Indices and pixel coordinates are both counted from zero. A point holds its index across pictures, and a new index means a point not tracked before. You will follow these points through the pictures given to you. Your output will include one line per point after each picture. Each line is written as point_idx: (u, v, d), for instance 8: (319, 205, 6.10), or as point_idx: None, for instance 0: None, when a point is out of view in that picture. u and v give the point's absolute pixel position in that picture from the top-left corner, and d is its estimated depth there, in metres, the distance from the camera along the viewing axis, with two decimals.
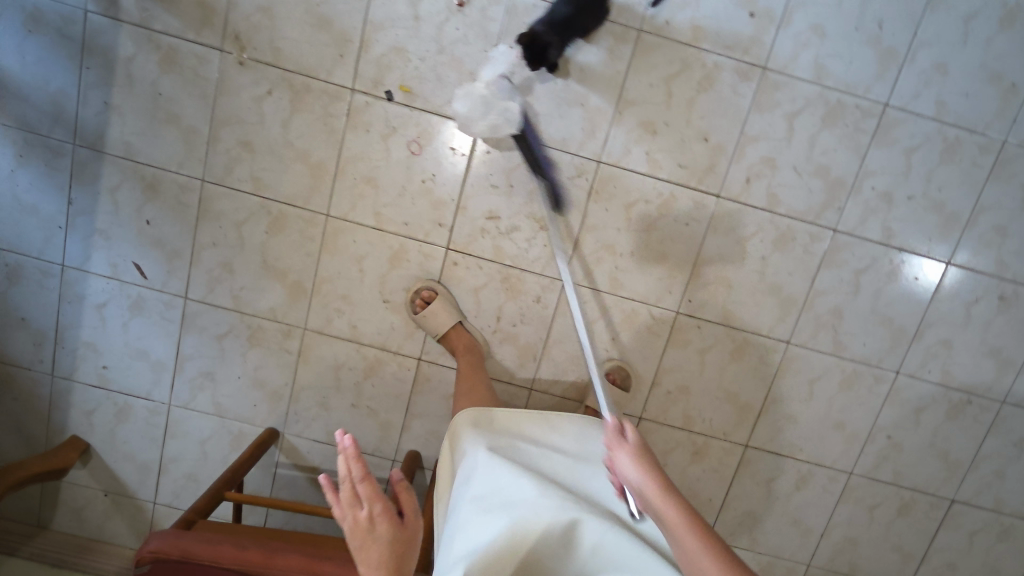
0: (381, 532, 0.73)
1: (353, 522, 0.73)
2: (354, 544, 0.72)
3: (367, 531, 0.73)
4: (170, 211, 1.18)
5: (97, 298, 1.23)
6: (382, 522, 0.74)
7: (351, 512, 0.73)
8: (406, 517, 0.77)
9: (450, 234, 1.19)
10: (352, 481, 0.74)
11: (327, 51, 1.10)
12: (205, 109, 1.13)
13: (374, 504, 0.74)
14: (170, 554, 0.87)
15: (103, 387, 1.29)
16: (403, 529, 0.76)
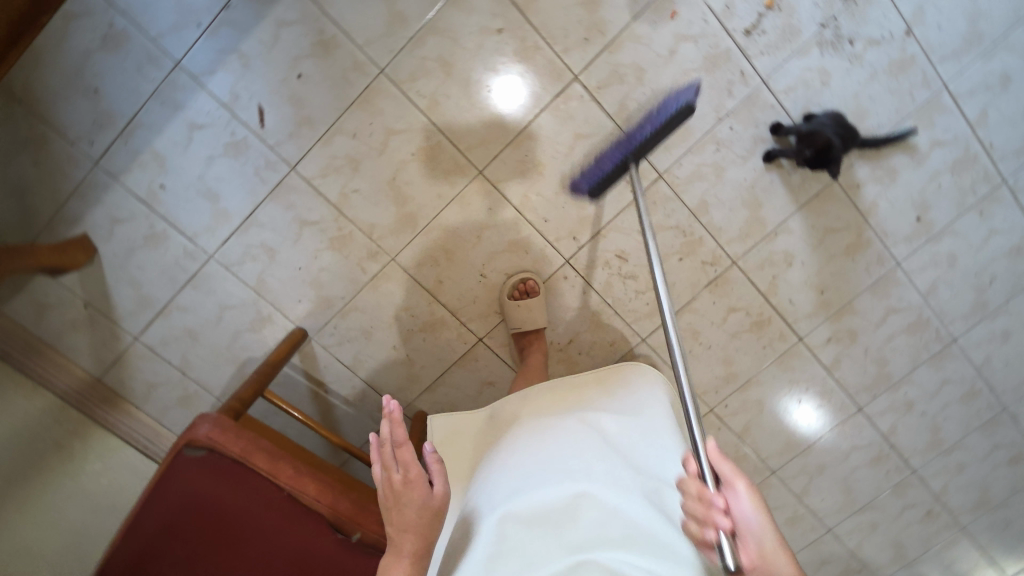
0: (407, 501, 0.70)
1: (382, 487, 0.70)
2: (383, 505, 0.70)
3: (399, 494, 0.70)
4: (329, 79, 1.07)
5: (197, 116, 1.08)
6: (412, 489, 0.70)
7: (381, 475, 0.70)
8: (437, 490, 0.72)
9: (575, 250, 1.20)
10: (386, 446, 0.70)
11: (576, 29, 1.06)
12: (427, 7, 1.04)
13: (411, 469, 0.70)
14: (230, 445, 0.86)
15: (147, 203, 1.13)
16: (434, 498, 0.72)
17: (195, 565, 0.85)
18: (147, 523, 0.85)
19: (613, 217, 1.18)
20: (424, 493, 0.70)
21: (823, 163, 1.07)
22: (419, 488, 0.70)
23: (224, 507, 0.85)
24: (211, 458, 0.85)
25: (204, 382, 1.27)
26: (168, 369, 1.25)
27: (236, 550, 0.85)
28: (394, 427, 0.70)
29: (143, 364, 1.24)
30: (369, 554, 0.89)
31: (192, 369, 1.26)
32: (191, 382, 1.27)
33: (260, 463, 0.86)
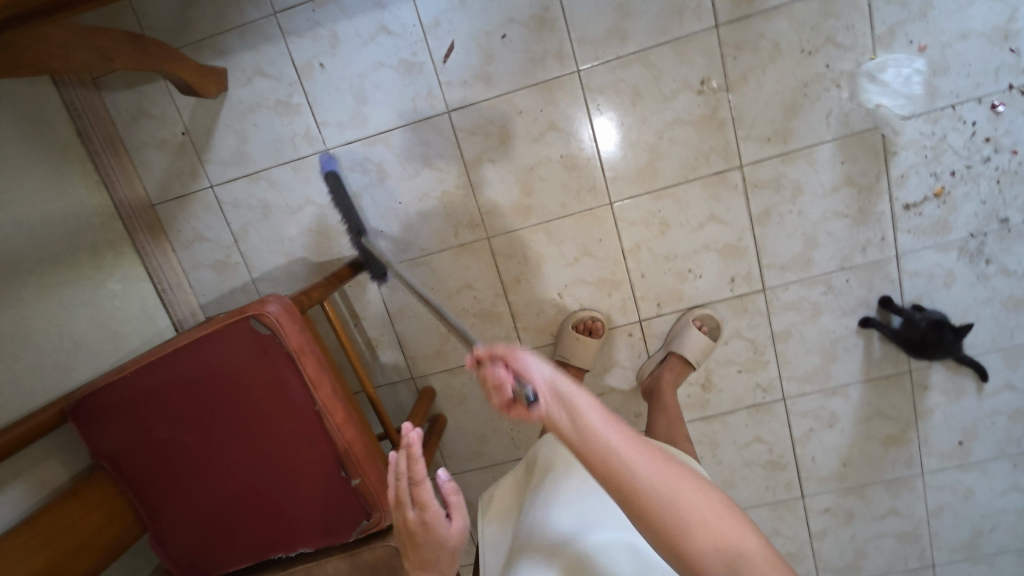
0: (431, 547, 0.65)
1: (402, 531, 0.66)
2: (404, 539, 0.66)
3: (418, 537, 0.65)
4: (527, 54, 1.08)
5: (391, 22, 1.07)
6: (437, 534, 0.64)
7: (399, 516, 0.66)
8: (456, 529, 0.65)
9: (653, 315, 1.20)
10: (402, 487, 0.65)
11: (763, 127, 1.08)
12: (648, 40, 1.06)
13: (427, 510, 0.64)
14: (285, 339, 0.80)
15: (299, 73, 1.11)
16: (455, 538, 0.65)
17: (203, 425, 0.83)
18: (177, 365, 0.81)
19: (702, 305, 1.19)
20: (451, 537, 0.65)
21: (930, 350, 1.09)
22: (445, 531, 0.64)
23: (253, 390, 0.82)
24: (267, 340, 0.80)
25: (250, 259, 1.22)
26: (223, 230, 1.20)
27: (248, 432, 0.83)
28: (411, 466, 0.64)
29: (203, 213, 1.19)
30: (360, 502, 0.85)
31: (243, 242, 1.21)
32: (236, 253, 1.22)
33: (305, 370, 0.81)
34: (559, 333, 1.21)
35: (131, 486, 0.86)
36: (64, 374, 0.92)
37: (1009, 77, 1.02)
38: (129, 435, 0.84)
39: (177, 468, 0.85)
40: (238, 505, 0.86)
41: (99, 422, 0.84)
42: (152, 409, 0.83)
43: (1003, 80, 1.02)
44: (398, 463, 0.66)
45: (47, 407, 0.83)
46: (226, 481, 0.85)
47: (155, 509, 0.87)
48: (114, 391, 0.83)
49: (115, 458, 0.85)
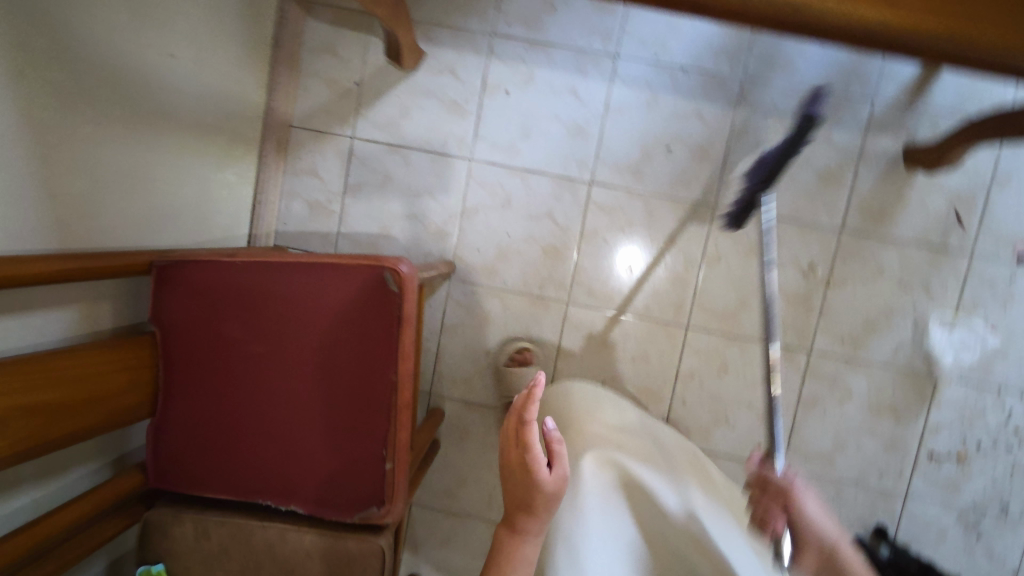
0: (526, 503, 0.66)
1: (507, 472, 0.68)
2: (504, 475, 0.68)
3: (511, 472, 0.67)
4: (681, 173, 1.18)
5: (583, 89, 1.17)
6: (533, 488, 0.65)
7: (504, 457, 0.68)
8: (552, 480, 0.66)
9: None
10: (512, 428, 0.68)
11: (842, 327, 1.19)
12: (784, 212, 1.17)
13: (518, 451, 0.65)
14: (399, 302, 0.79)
15: (483, 87, 1.19)
16: (547, 483, 0.65)
17: (273, 342, 0.80)
18: (284, 275, 0.80)
19: (722, 454, 1.23)
20: (548, 495, 0.65)
21: None
22: (542, 488, 0.65)
23: (341, 334, 0.79)
24: (386, 297, 0.78)
25: (347, 214, 1.23)
26: (340, 178, 1.23)
27: (311, 369, 0.80)
28: (527, 413, 0.65)
29: (331, 156, 1.22)
30: (377, 488, 0.81)
31: (350, 197, 1.23)
32: (338, 202, 1.24)
33: (401, 339, 0.79)
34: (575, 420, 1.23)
35: (169, 364, 0.82)
36: (153, 230, 0.89)
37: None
38: (197, 316, 0.81)
39: (222, 370, 0.81)
40: (257, 434, 0.82)
41: (177, 289, 0.81)
42: (235, 304, 0.80)
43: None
44: (517, 405, 0.67)
45: (137, 253, 0.81)
46: (259, 405, 0.81)
47: (176, 397, 0.82)
48: (207, 269, 0.80)
49: (170, 331, 0.81)
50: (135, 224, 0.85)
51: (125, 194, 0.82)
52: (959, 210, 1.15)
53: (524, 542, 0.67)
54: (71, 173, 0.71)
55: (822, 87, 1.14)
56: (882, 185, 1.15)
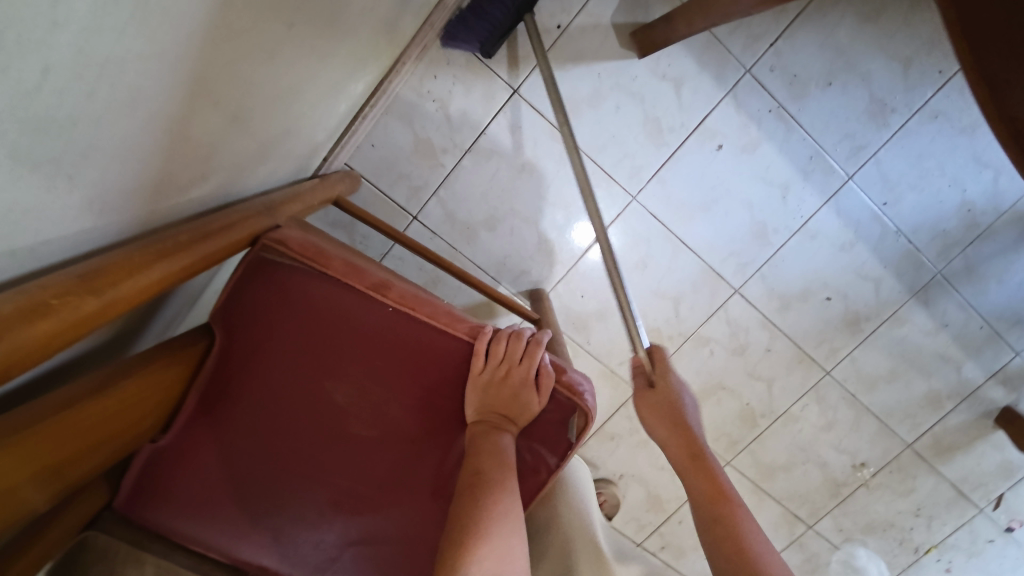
0: (513, 413, 0.54)
1: (477, 374, 0.54)
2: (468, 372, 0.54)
3: (478, 369, 0.54)
4: (821, 327, 1.04)
5: (793, 194, 0.95)
6: (526, 401, 0.55)
7: (492, 365, 0.54)
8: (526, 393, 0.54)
9: (648, 548, 1.18)
10: (505, 332, 0.56)
11: (846, 519, 1.20)
12: (877, 408, 1.11)
13: (504, 347, 0.55)
14: (563, 451, 0.58)
15: (696, 128, 0.91)
16: (516, 388, 0.54)
17: (388, 428, 0.55)
18: (443, 358, 0.54)
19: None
20: (532, 418, 0.56)
21: None
22: (534, 406, 0.55)
23: None
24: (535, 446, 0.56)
25: (455, 178, 0.92)
26: (470, 133, 0.89)
27: (421, 480, 0.57)
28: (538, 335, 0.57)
29: (475, 99, 0.88)
30: None
31: (470, 159, 0.91)
32: (451, 157, 0.90)
33: (539, 493, 0.60)
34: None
35: (221, 385, 0.54)
36: (236, 175, 0.54)
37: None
38: (294, 346, 0.52)
39: (295, 427, 0.55)
40: (307, 519, 0.58)
41: (280, 300, 0.51)
42: (358, 361, 0.53)
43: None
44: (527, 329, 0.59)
45: (234, 221, 0.49)
46: (327, 489, 0.57)
47: (211, 428, 0.55)
48: (341, 296, 0.51)
49: (244, 347, 0.53)
50: (223, 168, 0.50)
51: (233, 129, 0.47)
52: (1001, 474, 1.17)
53: (505, 438, 0.54)
54: (182, 96, 0.37)
55: (990, 318, 1.05)
56: (964, 425, 1.13)
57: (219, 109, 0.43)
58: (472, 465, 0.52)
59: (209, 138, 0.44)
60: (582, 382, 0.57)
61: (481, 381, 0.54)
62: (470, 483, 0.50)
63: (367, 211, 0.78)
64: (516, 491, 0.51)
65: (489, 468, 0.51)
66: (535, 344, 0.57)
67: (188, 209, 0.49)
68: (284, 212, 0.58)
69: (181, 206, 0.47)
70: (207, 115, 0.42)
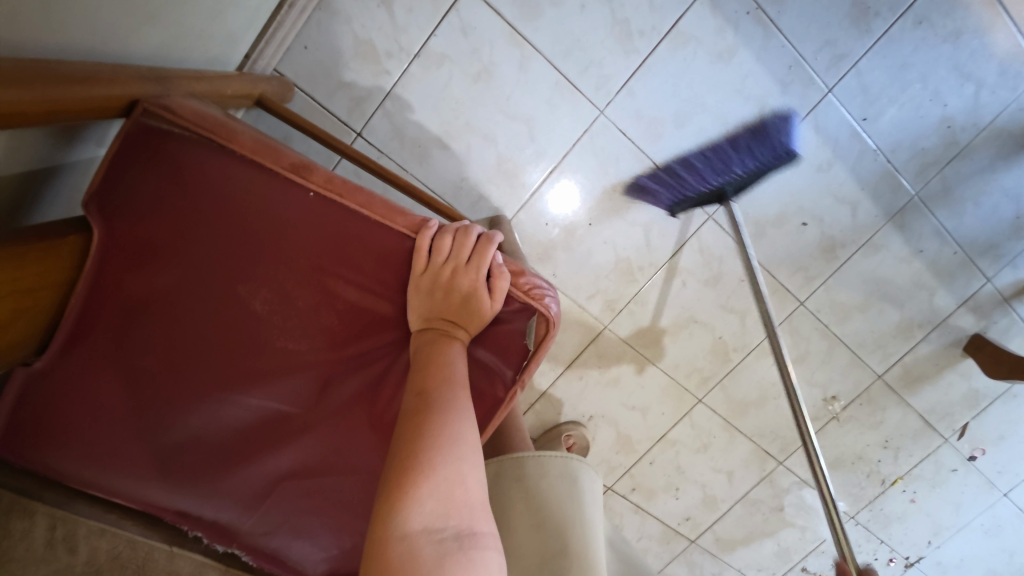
0: (461, 319, 0.48)
1: (420, 270, 0.46)
2: (411, 266, 0.46)
3: (422, 264, 0.46)
4: (797, 255, 1.00)
5: (771, 109, 0.89)
6: (476, 307, 0.47)
7: (437, 264, 0.46)
8: (477, 296, 0.47)
9: (618, 491, 1.15)
10: (452, 226, 0.48)
11: (818, 456, 1.17)
12: (850, 339, 1.08)
13: (450, 241, 0.47)
14: (522, 362, 0.51)
15: (669, 32, 0.83)
16: (463, 289, 0.46)
17: (320, 341, 0.47)
18: (381, 255, 0.46)
19: (654, 517, 1.18)
20: (484, 325, 0.49)
21: None
22: (486, 312, 0.48)
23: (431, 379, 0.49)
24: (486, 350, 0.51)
25: (402, 87, 0.81)
26: (418, 35, 0.79)
27: (362, 400, 0.50)
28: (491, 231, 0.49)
29: None
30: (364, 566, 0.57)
31: (419, 66, 0.81)
32: (398, 63, 0.80)
33: (495, 416, 0.53)
34: (539, 440, 1.06)
35: (106, 293, 0.44)
36: (115, 32, 0.44)
37: (916, 554, 1.29)
38: (197, 242, 0.43)
39: (203, 341, 0.46)
40: (229, 453, 0.50)
41: (173, 182, 0.41)
42: (279, 259, 0.44)
43: (913, 555, 1.28)
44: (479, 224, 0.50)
45: (102, 74, 0.38)
46: (252, 416, 0.49)
47: (97, 349, 0.45)
48: (251, 178, 0.42)
49: (132, 244, 0.43)
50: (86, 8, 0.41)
51: None
52: (966, 403, 1.17)
53: (455, 347, 0.47)
54: None
55: (963, 243, 1.03)
56: (934, 355, 1.12)
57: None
58: (417, 383, 0.45)
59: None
60: (544, 285, 0.50)
61: (424, 283, 0.47)
62: (416, 405, 0.43)
63: (299, 114, 0.68)
64: (470, 411, 0.44)
65: (436, 385, 0.44)
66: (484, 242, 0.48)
67: (44, 49, 0.38)
68: (178, 84, 0.47)
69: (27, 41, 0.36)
70: None
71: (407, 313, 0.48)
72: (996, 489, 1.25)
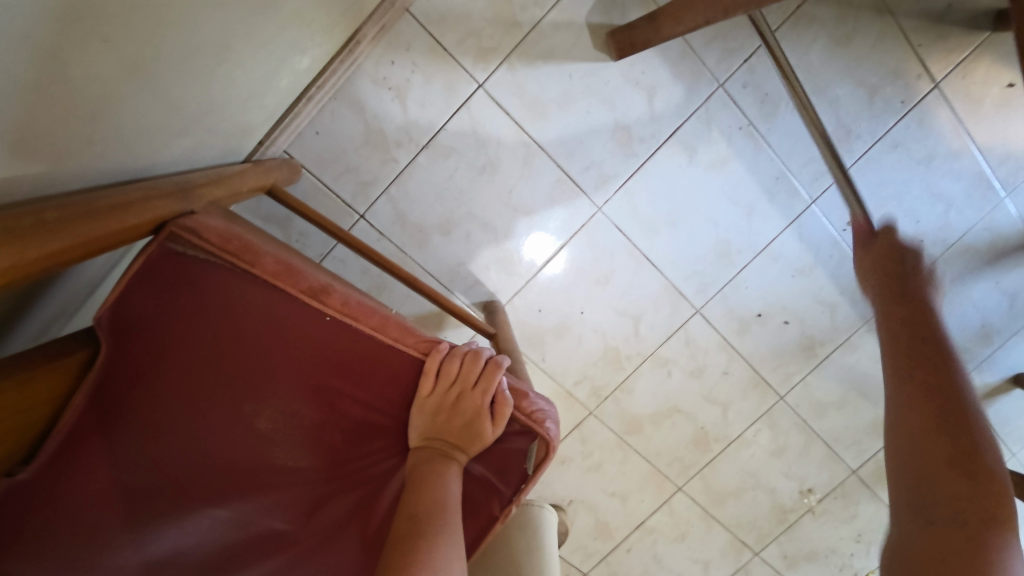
0: (462, 442, 0.47)
1: (422, 393, 0.46)
2: (414, 388, 0.46)
3: (426, 387, 0.46)
4: (778, 351, 1.03)
5: (758, 216, 0.94)
6: (479, 430, 0.47)
7: (443, 387, 0.46)
8: (478, 420, 0.47)
9: None
10: (461, 348, 0.48)
11: (794, 549, 1.17)
12: (826, 434, 1.10)
13: (454, 365, 0.47)
14: (520, 484, 0.51)
15: (667, 141, 0.87)
16: (465, 413, 0.46)
17: (319, 459, 0.47)
18: (389, 377, 0.46)
19: None
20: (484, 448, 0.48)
21: None
22: (488, 436, 0.47)
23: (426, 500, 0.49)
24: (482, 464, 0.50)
25: (408, 174, 0.83)
26: (428, 128, 0.81)
27: (357, 518, 0.49)
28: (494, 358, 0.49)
29: (436, 91, 0.80)
30: None
31: (427, 156, 0.83)
32: (407, 153, 0.82)
33: (485, 534, 0.52)
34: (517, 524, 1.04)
35: (103, 405, 0.43)
36: (146, 146, 0.46)
37: None
38: (206, 359, 0.43)
39: (199, 456, 0.45)
40: (210, 571, 0.47)
41: (190, 301, 0.41)
42: (287, 378, 0.44)
43: None
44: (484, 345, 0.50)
45: (134, 202, 0.40)
46: (240, 531, 0.47)
47: (83, 462, 0.43)
48: (269, 300, 0.42)
49: (137, 359, 0.42)
50: (121, 131, 0.42)
51: (122, 82, 0.39)
52: None
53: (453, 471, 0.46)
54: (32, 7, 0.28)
55: None
56: None
57: (115, 48, 0.36)
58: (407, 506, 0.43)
59: (99, 85, 0.37)
60: (546, 408, 0.50)
61: (429, 405, 0.46)
62: (405, 530, 0.42)
63: (306, 204, 0.68)
64: (460, 535, 0.42)
65: (428, 509, 0.43)
66: (490, 366, 0.49)
67: (83, 179, 0.40)
68: (200, 193, 0.48)
69: (70, 172, 0.38)
70: (83, 55, 0.34)
71: (408, 430, 0.47)
72: None
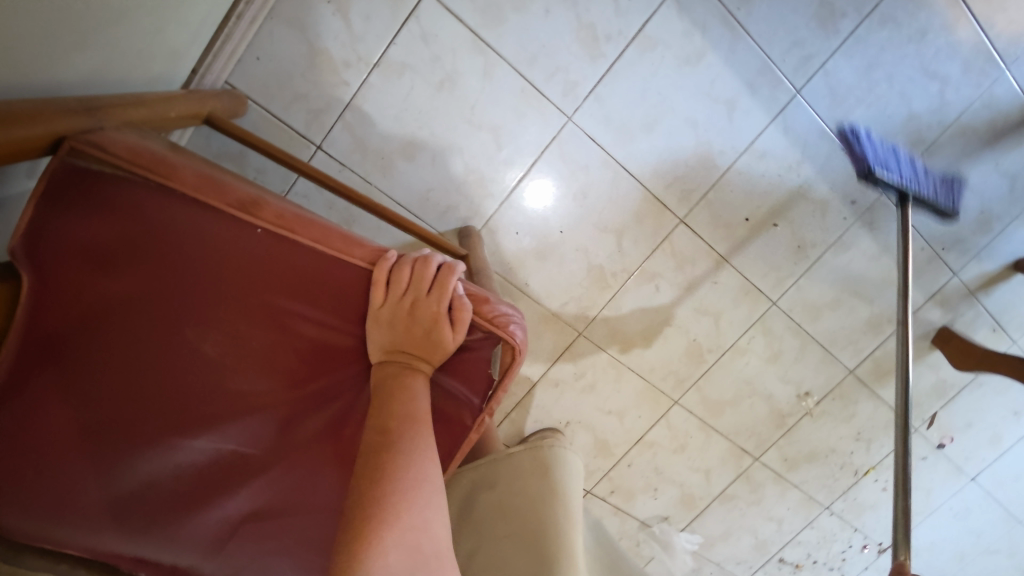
0: (424, 351, 0.45)
1: (374, 305, 0.44)
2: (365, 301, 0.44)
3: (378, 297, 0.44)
4: (768, 256, 1.00)
5: (739, 112, 0.88)
6: (439, 339, 0.45)
7: (396, 296, 0.44)
8: (437, 328, 0.45)
9: (597, 494, 1.15)
10: (410, 257, 0.46)
11: (794, 451, 1.18)
12: (822, 336, 1.09)
13: (403, 272, 0.45)
14: (488, 392, 0.49)
15: (635, 37, 0.81)
16: (421, 322, 0.45)
17: (279, 382, 0.45)
18: (337, 291, 0.44)
19: (633, 518, 1.18)
20: (448, 357, 0.47)
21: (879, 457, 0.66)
22: (449, 344, 0.45)
23: None
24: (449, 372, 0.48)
25: (363, 97, 0.78)
26: (377, 44, 0.76)
27: (330, 437, 0.48)
28: (445, 268, 0.46)
29: (381, 1, 0.74)
30: None
31: (380, 76, 0.78)
32: (358, 73, 0.77)
33: (460, 447, 0.51)
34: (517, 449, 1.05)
35: (38, 345, 0.41)
36: (39, 60, 0.43)
37: (888, 540, 1.30)
38: (139, 286, 0.41)
39: (152, 388, 0.43)
40: (190, 497, 0.47)
41: (109, 223, 0.39)
42: (229, 300, 0.42)
43: (886, 541, 1.30)
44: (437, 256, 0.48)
45: (22, 112, 0.37)
46: (212, 459, 0.47)
47: (31, 403, 0.42)
48: (196, 218, 0.40)
49: (67, 290, 0.40)
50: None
51: None
52: (934, 394, 1.19)
53: (418, 381, 0.45)
54: None
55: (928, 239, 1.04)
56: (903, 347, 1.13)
57: None
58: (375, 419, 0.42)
59: None
60: (508, 312, 0.48)
61: (384, 317, 0.44)
62: (376, 445, 0.40)
63: (251, 131, 0.64)
64: (432, 444, 0.41)
65: (398, 422, 0.41)
66: (443, 274, 0.46)
67: None
68: (111, 113, 0.45)
69: None
70: None
71: (368, 345, 0.46)
72: (965, 475, 1.26)
